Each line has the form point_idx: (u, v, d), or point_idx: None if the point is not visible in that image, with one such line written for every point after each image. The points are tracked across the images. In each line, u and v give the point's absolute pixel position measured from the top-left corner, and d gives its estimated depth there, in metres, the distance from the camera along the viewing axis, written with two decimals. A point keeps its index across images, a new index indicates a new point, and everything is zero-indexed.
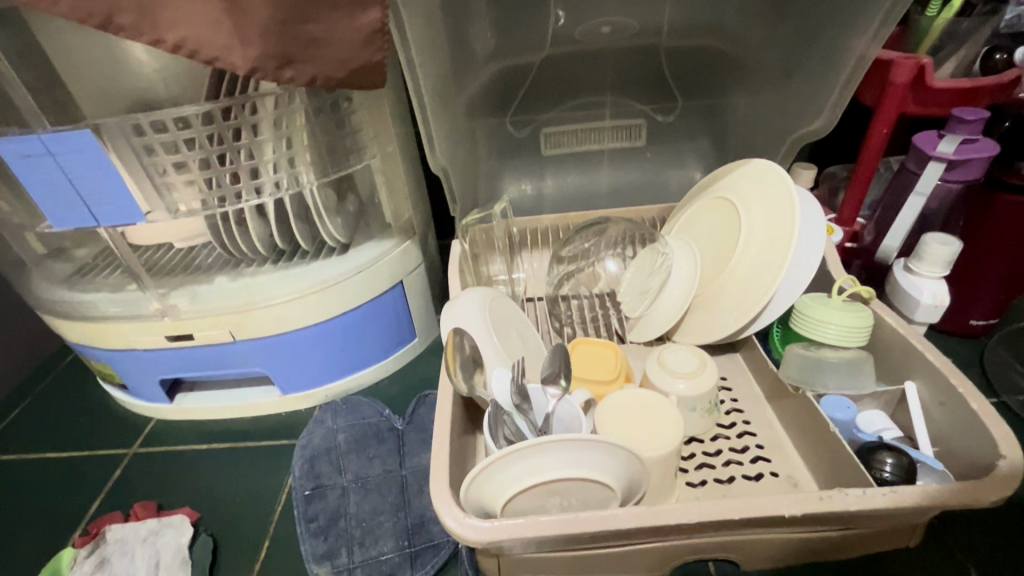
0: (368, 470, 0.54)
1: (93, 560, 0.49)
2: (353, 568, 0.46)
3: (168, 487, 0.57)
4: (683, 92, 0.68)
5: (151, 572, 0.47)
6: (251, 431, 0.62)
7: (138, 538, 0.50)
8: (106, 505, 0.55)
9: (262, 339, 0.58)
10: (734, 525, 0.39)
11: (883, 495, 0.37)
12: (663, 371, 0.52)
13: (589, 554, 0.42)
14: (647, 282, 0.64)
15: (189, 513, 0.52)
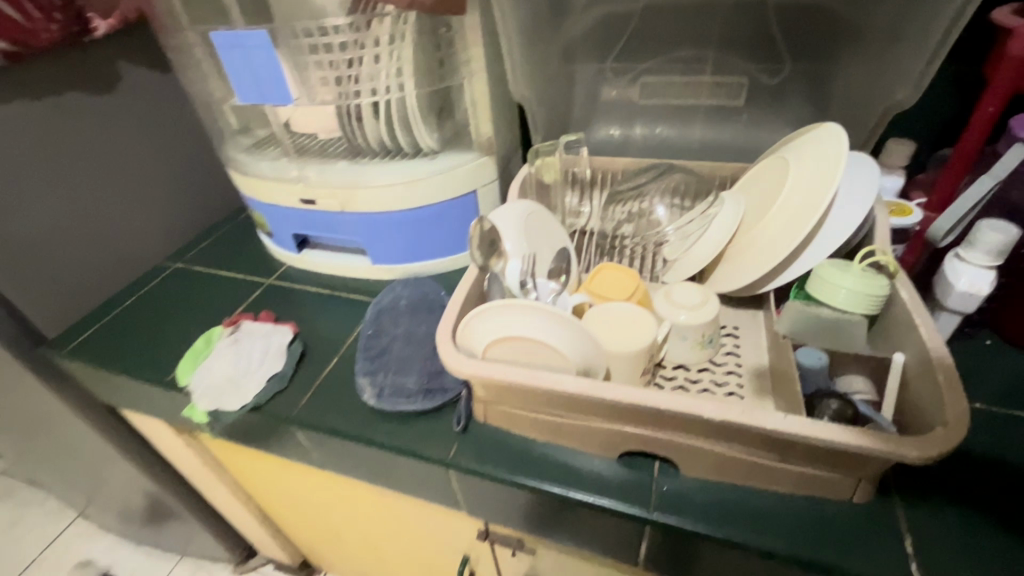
0: (415, 327, 0.69)
1: (231, 338, 0.71)
2: (385, 385, 0.62)
3: (284, 308, 0.78)
4: (794, 54, 0.67)
5: (263, 355, 0.68)
6: (348, 286, 0.81)
7: (259, 334, 0.71)
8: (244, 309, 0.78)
9: (361, 215, 0.74)
10: (664, 416, 0.46)
11: (802, 423, 0.41)
12: (667, 302, 0.57)
13: (551, 417, 0.52)
14: (693, 230, 0.66)
15: (291, 328, 0.72)
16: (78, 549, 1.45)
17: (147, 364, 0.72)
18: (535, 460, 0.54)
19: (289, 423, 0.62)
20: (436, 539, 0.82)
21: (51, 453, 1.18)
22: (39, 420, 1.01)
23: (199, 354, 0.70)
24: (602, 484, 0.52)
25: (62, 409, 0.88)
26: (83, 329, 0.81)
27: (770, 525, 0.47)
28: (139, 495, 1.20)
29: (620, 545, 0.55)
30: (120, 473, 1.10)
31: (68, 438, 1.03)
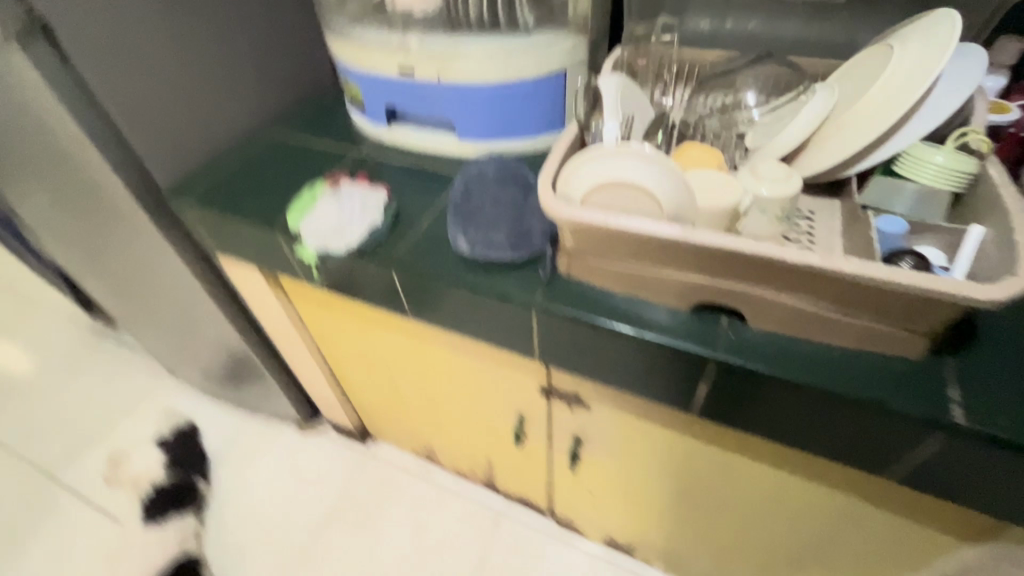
0: (502, 194, 0.74)
1: (332, 192, 0.78)
2: (476, 239, 0.68)
3: (376, 176, 0.84)
4: None
5: (363, 209, 0.75)
6: (435, 160, 0.86)
7: (357, 192, 0.78)
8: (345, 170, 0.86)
9: (456, 87, 0.78)
10: (743, 265, 0.51)
11: (876, 270, 0.46)
12: (752, 176, 0.60)
13: (635, 269, 0.58)
14: (781, 117, 0.67)
15: (385, 192, 0.78)
16: (164, 399, 1.64)
17: (259, 214, 0.80)
18: (612, 308, 0.61)
19: (388, 266, 0.70)
20: (498, 396, 0.92)
21: (152, 307, 1.33)
22: (147, 270, 1.14)
23: (305, 203, 0.78)
24: (672, 330, 0.58)
25: (173, 255, 0.99)
26: (195, 182, 0.89)
27: (823, 370, 0.53)
28: (224, 353, 1.35)
29: (678, 389, 0.63)
30: (211, 328, 1.24)
31: (171, 290, 1.16)
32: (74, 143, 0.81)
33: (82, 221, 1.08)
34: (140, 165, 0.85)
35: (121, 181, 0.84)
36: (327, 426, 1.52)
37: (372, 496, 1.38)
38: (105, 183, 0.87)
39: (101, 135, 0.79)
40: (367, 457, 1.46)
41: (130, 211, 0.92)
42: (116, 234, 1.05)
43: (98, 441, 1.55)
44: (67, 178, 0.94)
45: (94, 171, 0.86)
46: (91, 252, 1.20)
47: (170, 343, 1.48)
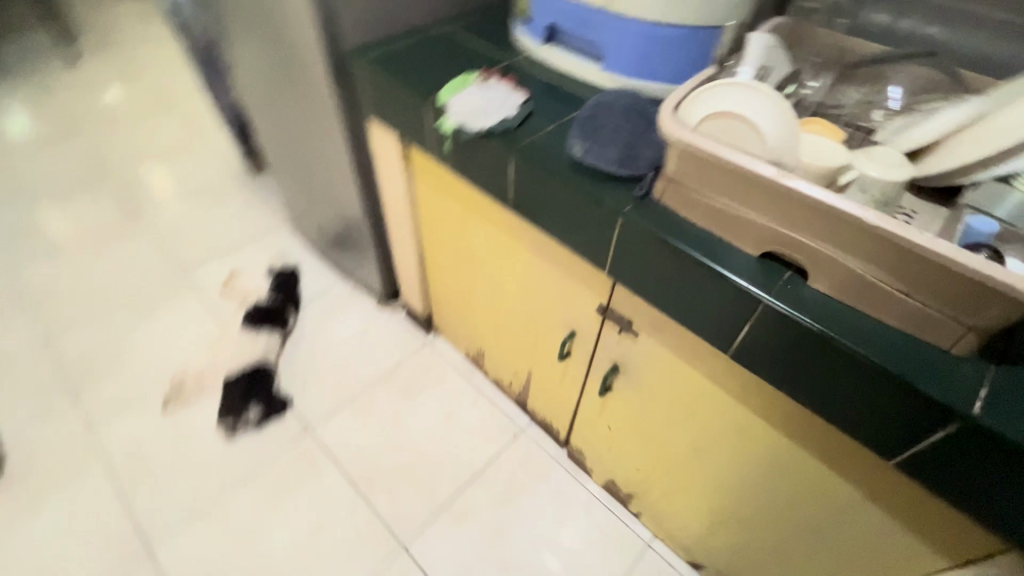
0: (625, 122, 0.81)
1: (483, 82, 0.89)
2: (591, 148, 0.76)
3: (522, 81, 0.94)
4: None
5: (503, 103, 0.86)
6: (575, 83, 0.94)
7: (503, 89, 0.88)
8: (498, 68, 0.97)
9: (618, 18, 0.85)
10: (824, 221, 0.56)
11: (949, 250, 0.49)
12: (866, 157, 0.63)
13: (722, 204, 0.64)
14: (917, 117, 0.68)
15: (526, 96, 0.88)
16: (280, 244, 1.90)
17: (418, 84, 0.94)
18: (690, 236, 0.68)
19: (511, 153, 0.81)
20: (558, 308, 1.01)
21: (298, 159, 1.55)
22: (308, 122, 1.34)
23: (458, 84, 0.89)
24: (737, 268, 0.64)
25: (334, 111, 1.17)
26: (371, 50, 1.04)
27: (864, 339, 0.57)
28: (342, 213, 1.56)
29: (725, 327, 0.69)
30: (339, 187, 1.44)
31: (320, 144, 1.36)
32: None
33: (273, 65, 1.28)
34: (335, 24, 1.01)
35: (318, 32, 1.01)
36: (400, 308, 1.70)
37: (420, 376, 1.54)
38: (305, 32, 1.05)
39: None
40: (425, 344, 1.62)
41: (315, 62, 1.10)
42: (296, 83, 1.25)
43: (222, 258, 1.85)
44: (276, 23, 1.13)
45: (300, 19, 1.04)
46: (269, 96, 1.42)
47: (300, 196, 1.73)
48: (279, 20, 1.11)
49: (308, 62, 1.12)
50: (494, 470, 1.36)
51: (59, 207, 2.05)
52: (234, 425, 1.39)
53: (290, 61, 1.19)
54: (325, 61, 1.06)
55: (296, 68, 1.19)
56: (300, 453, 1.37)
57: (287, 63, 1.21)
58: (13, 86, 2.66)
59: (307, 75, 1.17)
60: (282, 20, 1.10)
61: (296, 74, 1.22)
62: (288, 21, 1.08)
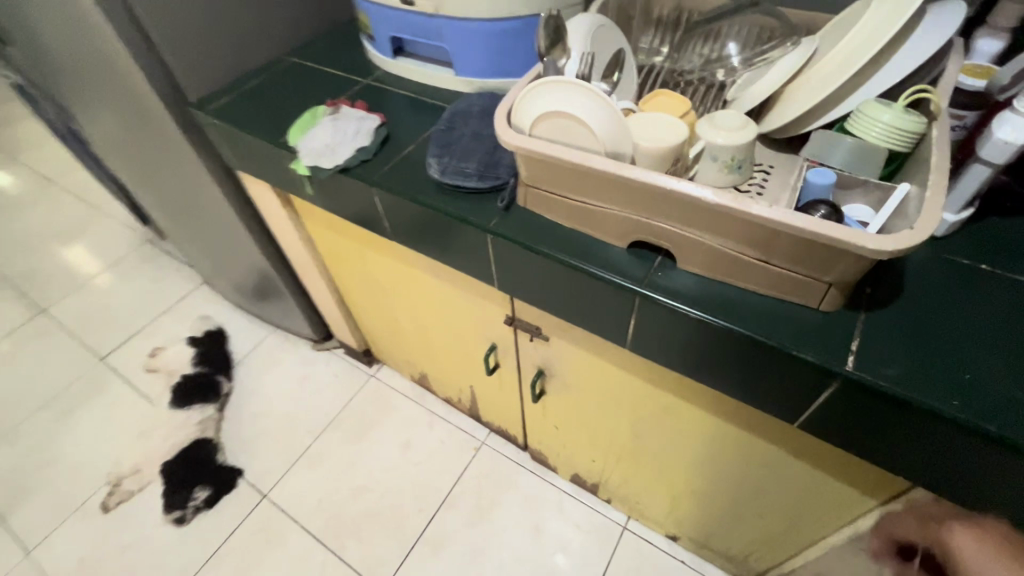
0: (482, 128, 0.78)
1: (332, 114, 0.84)
2: (448, 165, 0.72)
3: (377, 102, 0.89)
4: None
5: (355, 132, 0.81)
6: (433, 93, 0.90)
7: (354, 116, 0.83)
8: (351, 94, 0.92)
9: (453, 22, 0.80)
10: (670, 202, 0.54)
11: (784, 214, 0.48)
12: (709, 125, 0.61)
13: (579, 201, 0.61)
14: (758, 72, 0.67)
15: (380, 120, 0.83)
16: (200, 306, 1.81)
17: (267, 127, 0.88)
18: (559, 238, 0.65)
19: (371, 186, 0.76)
20: (472, 324, 0.98)
21: (189, 219, 1.46)
22: (181, 181, 1.25)
23: (307, 122, 0.84)
24: (608, 262, 0.62)
25: (198, 166, 1.09)
26: (216, 99, 0.97)
27: (737, 311, 0.56)
28: (250, 266, 1.48)
29: (615, 322, 0.67)
30: (236, 241, 1.36)
31: (201, 202, 1.27)
32: (111, 52, 0.90)
33: (126, 129, 1.19)
34: (167, 76, 0.93)
35: (151, 90, 0.93)
36: (337, 346, 1.64)
37: (370, 412, 1.49)
38: (140, 92, 0.97)
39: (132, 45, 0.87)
40: (370, 377, 1.57)
41: (161, 120, 1.02)
42: (153, 144, 1.16)
43: (141, 336, 1.74)
44: (110, 86, 1.04)
45: (129, 79, 0.96)
46: (136, 161, 1.32)
47: (206, 255, 1.63)
48: (111, 83, 1.02)
49: (155, 122, 1.04)
50: (461, 489, 1.33)
51: None
52: (183, 511, 1.32)
53: (139, 123, 1.10)
54: (169, 119, 0.98)
55: (147, 130, 1.10)
56: (259, 523, 1.31)
57: (137, 126, 1.12)
58: None
59: (159, 135, 1.08)
60: (113, 82, 1.01)
61: (150, 135, 1.13)
62: (119, 82, 0.99)
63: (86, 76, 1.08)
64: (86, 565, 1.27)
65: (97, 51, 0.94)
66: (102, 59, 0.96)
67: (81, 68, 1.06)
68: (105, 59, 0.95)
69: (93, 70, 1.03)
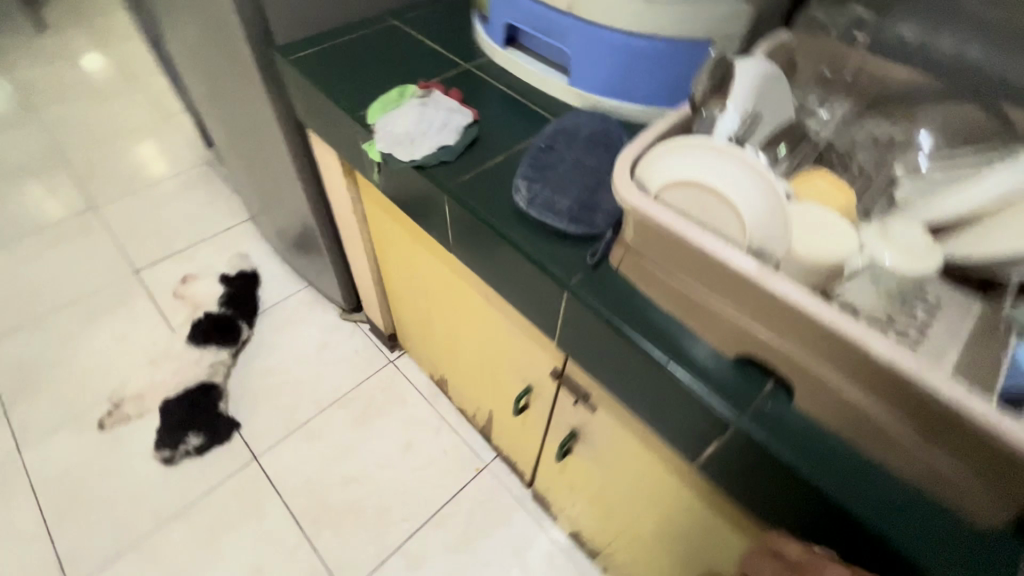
0: (586, 159, 0.66)
1: (421, 98, 0.74)
2: (538, 194, 0.61)
3: (473, 92, 0.79)
4: None
5: (441, 125, 0.71)
6: (537, 97, 0.79)
7: (445, 106, 0.73)
8: (446, 76, 0.81)
9: (584, 24, 0.69)
10: (819, 341, 0.42)
11: (987, 411, 0.36)
12: (880, 234, 0.47)
13: (689, 291, 0.49)
14: (951, 176, 0.53)
15: (472, 116, 0.72)
16: (241, 243, 1.77)
17: (347, 93, 0.78)
18: (649, 322, 0.54)
19: (444, 191, 0.66)
20: (512, 358, 0.88)
21: (250, 156, 1.40)
22: (249, 119, 1.18)
23: (392, 100, 0.74)
24: (705, 375, 0.51)
25: (268, 111, 1.01)
26: (303, 45, 0.88)
27: (862, 489, 0.44)
28: (297, 220, 1.42)
29: (687, 435, 0.55)
30: (290, 193, 1.29)
31: (264, 146, 1.20)
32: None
33: (208, 53, 1.12)
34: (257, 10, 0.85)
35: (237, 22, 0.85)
36: (364, 321, 1.57)
37: (379, 399, 1.42)
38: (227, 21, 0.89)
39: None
40: (388, 363, 1.50)
41: (241, 54, 0.94)
42: (230, 75, 1.08)
43: (178, 258, 1.72)
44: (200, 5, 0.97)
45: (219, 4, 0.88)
46: (212, 86, 1.26)
47: (259, 196, 1.58)
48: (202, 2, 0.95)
49: (235, 54, 0.96)
50: (451, 510, 1.25)
51: (10, 195, 1.92)
52: (172, 452, 1.28)
53: (220, 50, 1.03)
54: (250, 57, 0.90)
55: (227, 59, 1.03)
56: (243, 485, 1.26)
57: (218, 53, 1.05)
58: None
59: (237, 68, 1.01)
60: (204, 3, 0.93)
61: (228, 66, 1.06)
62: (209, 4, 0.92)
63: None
64: (68, 480, 1.25)
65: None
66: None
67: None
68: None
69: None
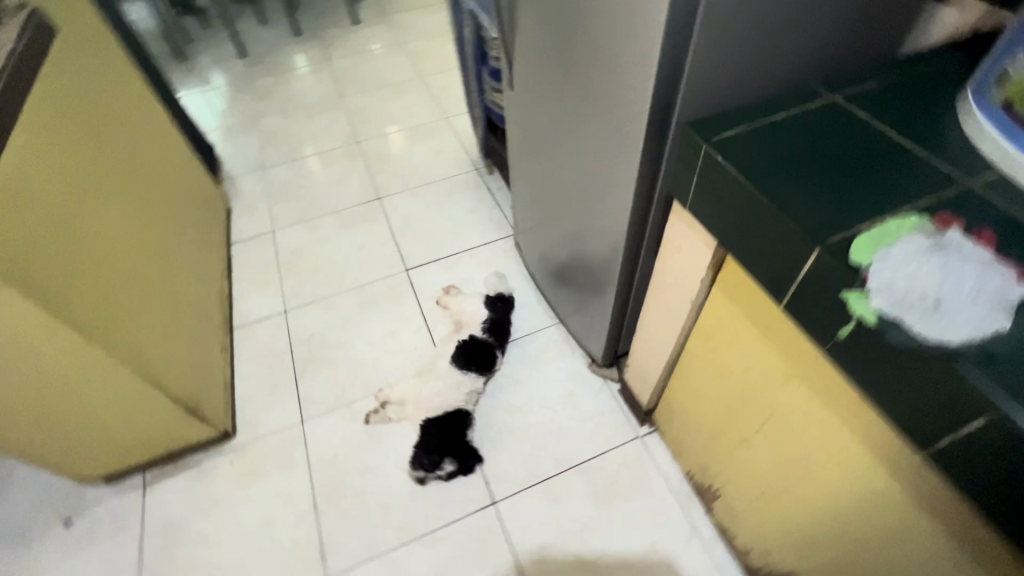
0: None
1: (932, 239, 0.54)
2: None
3: (999, 234, 0.56)
4: None
5: (974, 289, 0.50)
6: None
7: (973, 257, 0.52)
8: (947, 202, 0.59)
9: None
10: None
11: None
12: None
13: None
14: None
15: (1019, 283, 0.51)
16: (499, 261, 1.78)
17: (803, 204, 0.61)
18: None
19: (994, 406, 0.45)
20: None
21: (546, 192, 1.34)
22: (574, 162, 1.10)
23: (886, 233, 0.56)
24: None
25: (629, 168, 0.90)
26: (718, 119, 0.73)
27: None
28: (577, 266, 1.33)
29: None
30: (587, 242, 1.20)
31: (582, 196, 1.12)
32: (639, 18, 0.72)
33: (552, 91, 1.05)
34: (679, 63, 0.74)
35: (653, 77, 0.75)
36: (615, 379, 1.46)
37: (624, 478, 1.29)
38: (628, 72, 0.79)
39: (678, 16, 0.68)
40: (635, 438, 1.35)
41: (626, 106, 0.84)
42: (578, 118, 1.00)
43: (443, 264, 1.79)
44: (580, 47, 0.88)
45: (628, 51, 0.78)
46: (534, 121, 1.22)
47: (534, 226, 1.55)
48: (588, 45, 0.86)
49: (613, 105, 0.86)
50: None
51: (316, 174, 2.18)
52: (426, 473, 1.29)
53: (582, 96, 0.95)
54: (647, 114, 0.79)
55: (589, 106, 0.94)
56: (480, 527, 1.24)
57: (575, 96, 0.97)
58: (307, 43, 2.96)
59: (601, 117, 0.91)
60: (595, 45, 0.85)
61: (582, 111, 0.97)
62: (603, 50, 0.83)
63: (554, 22, 0.94)
64: (336, 463, 1.36)
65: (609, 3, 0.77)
66: (606, 15, 0.79)
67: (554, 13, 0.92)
68: (612, 14, 0.78)
69: (574, 23, 0.87)
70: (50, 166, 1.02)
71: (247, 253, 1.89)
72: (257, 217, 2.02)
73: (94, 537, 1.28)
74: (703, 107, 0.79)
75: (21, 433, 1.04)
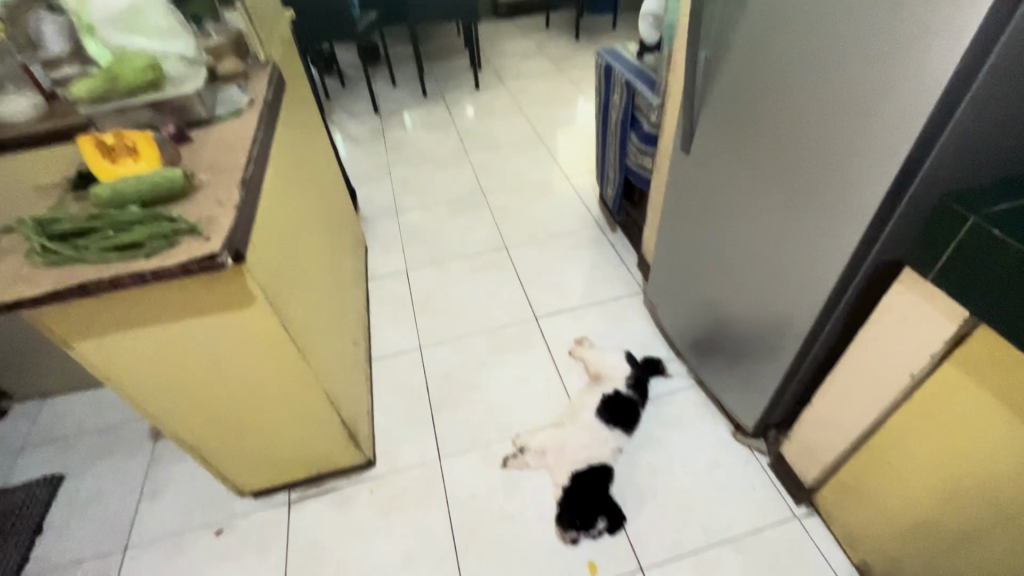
0: None
1: None
2: None
3: None
4: None
5: None
6: None
7: None
8: None
9: None
10: None
11: None
12: None
13: None
14: None
15: None
16: (628, 317, 1.79)
17: None
18: None
19: None
20: None
21: (700, 246, 1.32)
22: (758, 217, 1.07)
23: None
24: None
25: (840, 231, 0.89)
26: (972, 197, 0.75)
27: None
28: (726, 330, 1.32)
29: None
30: (748, 307, 1.20)
31: (753, 262, 1.13)
32: (890, 92, 0.74)
33: (736, 150, 1.07)
34: (945, 124, 0.71)
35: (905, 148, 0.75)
36: (762, 451, 1.38)
37: (785, 562, 1.20)
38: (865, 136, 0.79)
39: (961, 79, 0.67)
40: (792, 518, 1.26)
41: (853, 164, 0.83)
42: (768, 179, 1.01)
43: (572, 315, 1.81)
44: (805, 102, 0.87)
45: (877, 107, 0.76)
46: (704, 176, 1.21)
47: (673, 281, 1.52)
48: (813, 100, 0.86)
49: (834, 162, 0.85)
50: None
51: (445, 221, 2.32)
52: (578, 533, 1.26)
53: (790, 150, 0.93)
54: (894, 173, 0.77)
55: (800, 160, 0.92)
56: None
57: (773, 156, 0.98)
58: (435, 103, 3.23)
59: (816, 172, 0.89)
60: (808, 119, 0.88)
61: (776, 172, 0.98)
62: (837, 106, 0.82)
63: (751, 97, 0.99)
64: (475, 505, 1.35)
65: (857, 59, 0.77)
66: (850, 70, 0.78)
67: (765, 73, 0.94)
68: (863, 70, 0.76)
69: (802, 78, 0.87)
70: (283, 199, 1.15)
71: (383, 289, 2.00)
72: (392, 256, 2.16)
73: (243, 549, 1.31)
74: (956, 167, 0.76)
75: (214, 422, 1.13)
